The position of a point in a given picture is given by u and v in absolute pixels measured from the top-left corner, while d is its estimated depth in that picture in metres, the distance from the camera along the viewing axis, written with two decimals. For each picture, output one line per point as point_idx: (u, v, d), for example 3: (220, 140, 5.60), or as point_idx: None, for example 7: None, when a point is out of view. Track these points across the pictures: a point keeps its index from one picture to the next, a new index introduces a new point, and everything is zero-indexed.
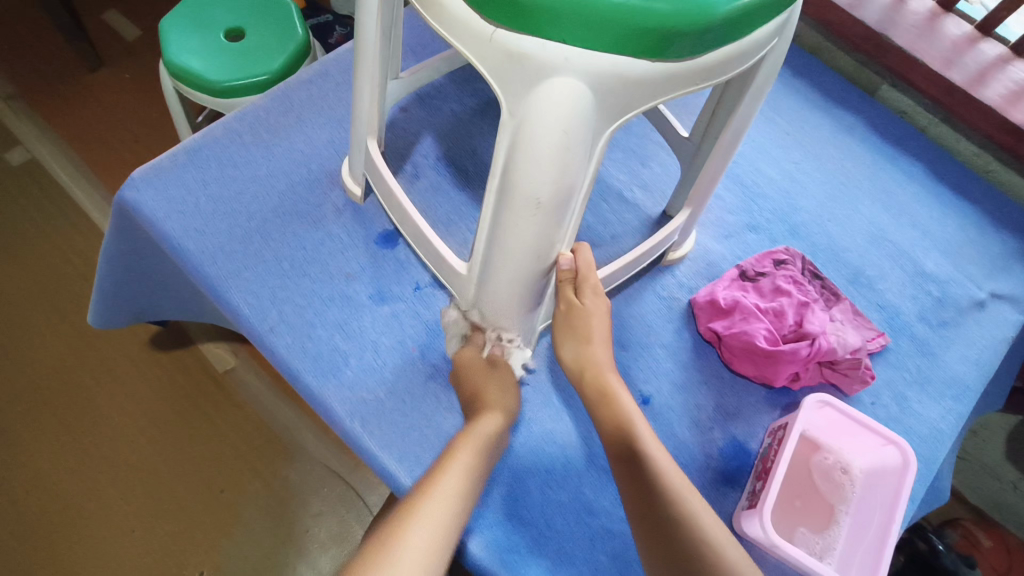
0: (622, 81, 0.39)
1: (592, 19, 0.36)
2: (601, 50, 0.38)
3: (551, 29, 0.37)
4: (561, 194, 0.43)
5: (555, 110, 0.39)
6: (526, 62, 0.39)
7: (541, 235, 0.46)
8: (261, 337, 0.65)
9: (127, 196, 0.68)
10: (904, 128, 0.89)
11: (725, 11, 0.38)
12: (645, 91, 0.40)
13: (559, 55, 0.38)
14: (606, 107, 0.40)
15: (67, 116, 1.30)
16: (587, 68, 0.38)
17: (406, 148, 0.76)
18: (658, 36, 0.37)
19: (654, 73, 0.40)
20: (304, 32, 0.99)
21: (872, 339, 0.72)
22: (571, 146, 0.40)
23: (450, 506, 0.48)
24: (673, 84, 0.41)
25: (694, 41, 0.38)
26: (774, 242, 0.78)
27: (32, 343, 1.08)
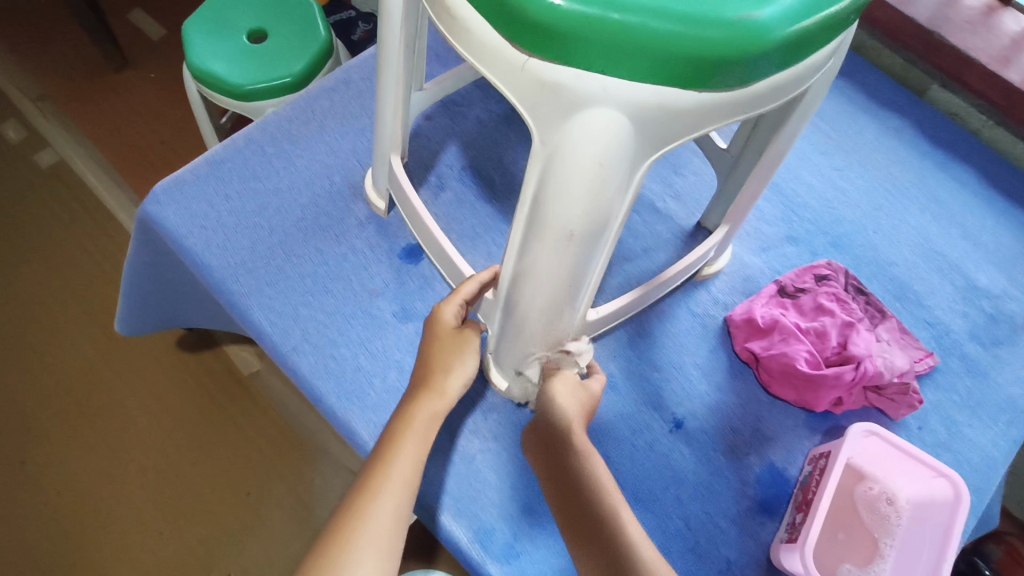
0: (664, 112, 0.36)
1: (634, 46, 0.33)
2: (643, 79, 0.35)
3: (590, 58, 0.34)
4: (595, 225, 0.41)
5: (591, 142, 0.36)
6: (560, 93, 0.36)
7: (573, 266, 0.44)
8: (283, 356, 0.63)
9: (149, 210, 0.67)
10: (955, 131, 0.84)
11: (779, 36, 0.35)
12: (688, 121, 0.38)
13: (595, 84, 0.35)
14: (645, 137, 0.37)
15: (92, 116, 1.30)
16: (626, 99, 0.35)
17: (430, 158, 0.74)
18: (705, 65, 0.34)
19: (698, 103, 0.37)
20: (326, 32, 0.97)
21: (920, 359, 0.68)
22: (605, 177, 0.38)
23: (406, 475, 0.46)
24: (719, 113, 0.38)
25: (745, 68, 0.35)
26: (815, 254, 0.74)
27: (63, 344, 1.09)
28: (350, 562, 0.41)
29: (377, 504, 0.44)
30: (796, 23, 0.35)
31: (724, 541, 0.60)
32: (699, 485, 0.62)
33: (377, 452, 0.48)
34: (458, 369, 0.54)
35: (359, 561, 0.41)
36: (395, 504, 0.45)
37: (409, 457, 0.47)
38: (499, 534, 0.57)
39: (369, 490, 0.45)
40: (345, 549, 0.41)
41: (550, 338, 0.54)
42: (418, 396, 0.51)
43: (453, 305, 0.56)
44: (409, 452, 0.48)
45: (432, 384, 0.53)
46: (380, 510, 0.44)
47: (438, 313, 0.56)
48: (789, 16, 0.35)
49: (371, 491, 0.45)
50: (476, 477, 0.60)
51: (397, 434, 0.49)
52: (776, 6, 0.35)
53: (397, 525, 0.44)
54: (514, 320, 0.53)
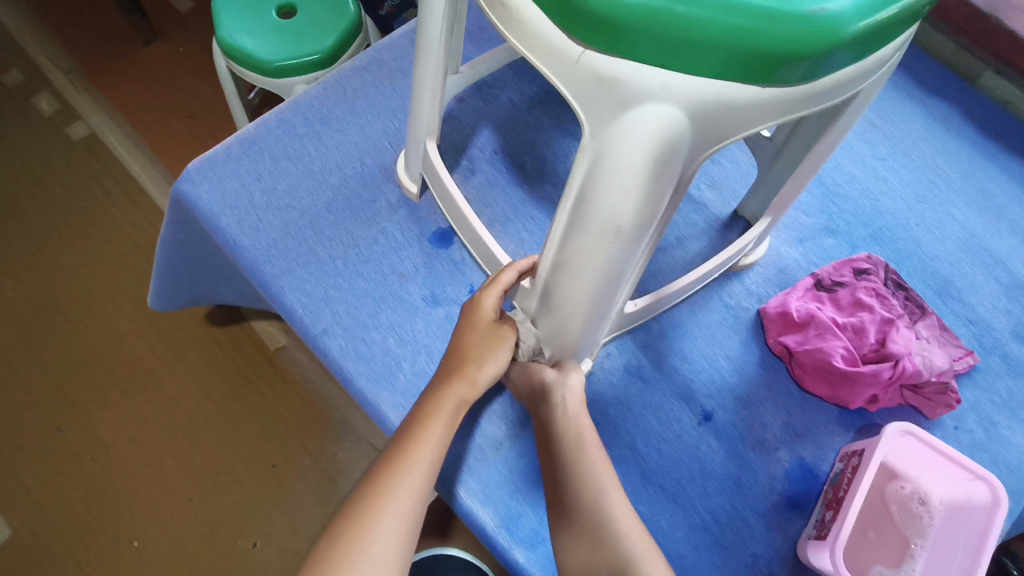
0: (721, 108, 0.36)
1: (694, 41, 0.32)
2: (701, 74, 0.34)
3: (648, 52, 0.33)
4: (643, 221, 0.40)
5: (645, 140, 0.36)
6: (615, 87, 0.35)
7: (616, 260, 0.43)
8: (314, 338, 0.64)
9: (183, 188, 0.67)
10: (1008, 120, 0.80)
11: (849, 32, 0.33)
12: (745, 118, 0.37)
13: (651, 79, 0.34)
14: (699, 134, 0.37)
15: (123, 89, 1.30)
16: (683, 96, 0.35)
17: (462, 141, 0.73)
18: (767, 62, 0.33)
19: (757, 100, 0.36)
20: (356, 7, 0.96)
21: (959, 358, 0.66)
22: (655, 174, 0.37)
23: (433, 455, 0.47)
24: (777, 109, 0.37)
25: (808, 64, 0.34)
26: (854, 247, 0.72)
27: (96, 315, 1.11)
28: (373, 530, 0.42)
29: (404, 482, 0.45)
30: (870, 16, 0.34)
31: (751, 535, 0.60)
32: (726, 477, 0.61)
33: (405, 429, 0.49)
34: (491, 363, 0.54)
35: (381, 528, 0.42)
36: (421, 482, 0.45)
37: (434, 439, 0.48)
38: (526, 519, 0.58)
39: (397, 464, 0.45)
40: (370, 516, 0.42)
41: (586, 331, 0.53)
42: (449, 384, 0.52)
43: (495, 291, 0.56)
44: (437, 433, 0.48)
45: (462, 373, 0.53)
46: (406, 487, 0.44)
47: (479, 302, 0.56)
48: (863, 10, 0.33)
49: (398, 466, 0.45)
50: (506, 465, 0.60)
51: (428, 415, 0.49)
52: None
53: (421, 500, 0.45)
54: (549, 311, 0.52)
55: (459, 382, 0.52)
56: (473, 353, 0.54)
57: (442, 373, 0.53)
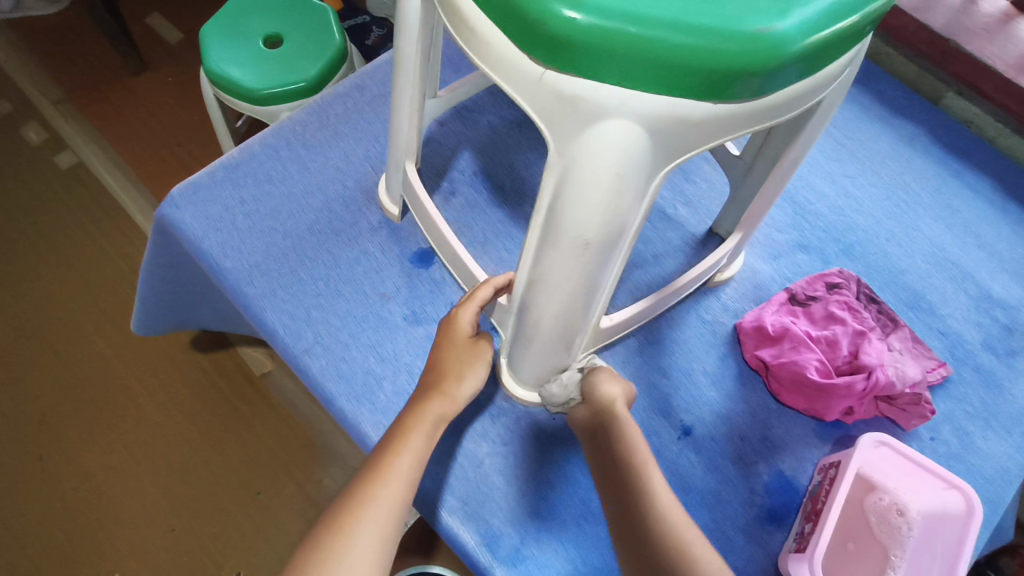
0: (680, 123, 0.37)
1: (648, 59, 0.34)
2: (658, 90, 0.36)
3: (606, 71, 0.35)
4: (611, 234, 0.41)
5: (608, 152, 0.37)
6: (577, 104, 0.37)
7: (587, 273, 0.44)
8: (295, 358, 0.64)
9: (166, 213, 0.68)
10: (971, 139, 0.83)
11: (796, 48, 0.35)
12: (703, 133, 0.38)
13: (611, 95, 0.36)
14: (660, 147, 0.38)
15: (111, 119, 1.32)
16: (642, 110, 0.36)
17: (442, 164, 0.75)
18: (720, 78, 0.35)
19: (714, 115, 0.37)
20: (341, 37, 0.98)
21: (932, 369, 0.67)
22: (620, 186, 0.38)
23: (412, 468, 0.47)
24: (735, 122, 0.39)
25: (760, 79, 0.36)
26: (827, 262, 0.74)
27: (80, 342, 1.11)
28: (350, 542, 0.42)
29: (383, 493, 0.45)
30: (815, 34, 0.35)
31: (732, 549, 0.60)
32: (706, 491, 0.62)
33: (386, 443, 0.49)
34: (471, 378, 0.55)
35: (360, 541, 0.42)
36: (400, 493, 0.45)
37: (414, 452, 0.48)
38: (506, 534, 0.58)
39: (377, 476, 0.46)
40: (348, 529, 0.42)
41: (562, 346, 0.54)
42: (429, 400, 0.52)
43: (471, 307, 0.56)
44: (416, 445, 0.48)
45: (441, 390, 0.53)
46: (385, 499, 0.45)
47: (456, 319, 0.57)
48: (808, 28, 0.35)
49: (378, 478, 0.46)
50: (488, 482, 0.60)
51: (408, 429, 0.49)
52: (793, 18, 0.35)
53: (400, 512, 0.45)
54: (526, 327, 0.53)
55: (438, 399, 0.52)
56: (453, 371, 0.55)
57: (420, 390, 0.54)
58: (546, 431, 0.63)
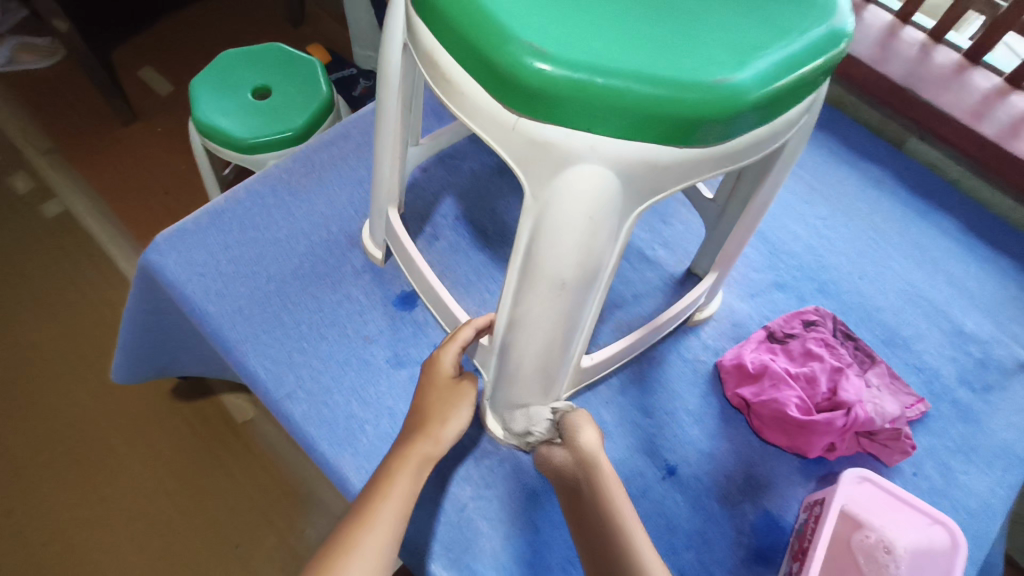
0: (648, 168, 0.39)
1: (615, 108, 0.36)
2: (627, 137, 0.38)
3: (576, 118, 0.37)
4: (586, 275, 0.42)
5: (582, 196, 0.39)
6: (549, 150, 0.38)
7: (565, 313, 0.45)
8: (277, 403, 0.64)
9: (150, 259, 0.69)
10: (935, 181, 0.86)
11: (753, 98, 0.37)
12: (671, 176, 0.40)
13: (582, 142, 0.38)
14: (630, 190, 0.40)
15: (99, 168, 1.33)
16: (612, 157, 0.38)
17: (426, 209, 0.76)
18: (684, 125, 0.37)
19: (680, 159, 0.39)
20: (328, 88, 1.02)
21: (911, 405, 0.68)
22: (594, 228, 0.40)
23: (398, 510, 0.47)
24: (702, 166, 0.41)
25: (722, 126, 0.38)
26: (803, 300, 0.76)
27: (57, 392, 1.09)
28: None
29: (368, 538, 0.44)
30: (771, 84, 0.38)
31: None
32: (693, 532, 0.61)
33: (372, 485, 0.48)
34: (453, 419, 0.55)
35: None
36: (385, 538, 0.45)
37: (400, 494, 0.48)
38: None
39: (362, 520, 0.45)
40: None
41: (543, 387, 0.55)
42: (414, 440, 0.52)
43: (453, 348, 0.57)
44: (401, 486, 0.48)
45: (423, 432, 0.53)
46: (369, 543, 0.44)
47: (437, 358, 0.57)
48: (764, 78, 0.37)
49: (363, 522, 0.45)
50: (471, 526, 0.59)
51: (393, 470, 0.49)
52: (750, 70, 0.37)
53: (386, 556, 0.44)
54: (508, 368, 0.54)
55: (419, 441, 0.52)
56: (435, 413, 0.55)
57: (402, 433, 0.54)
58: (530, 473, 0.63)
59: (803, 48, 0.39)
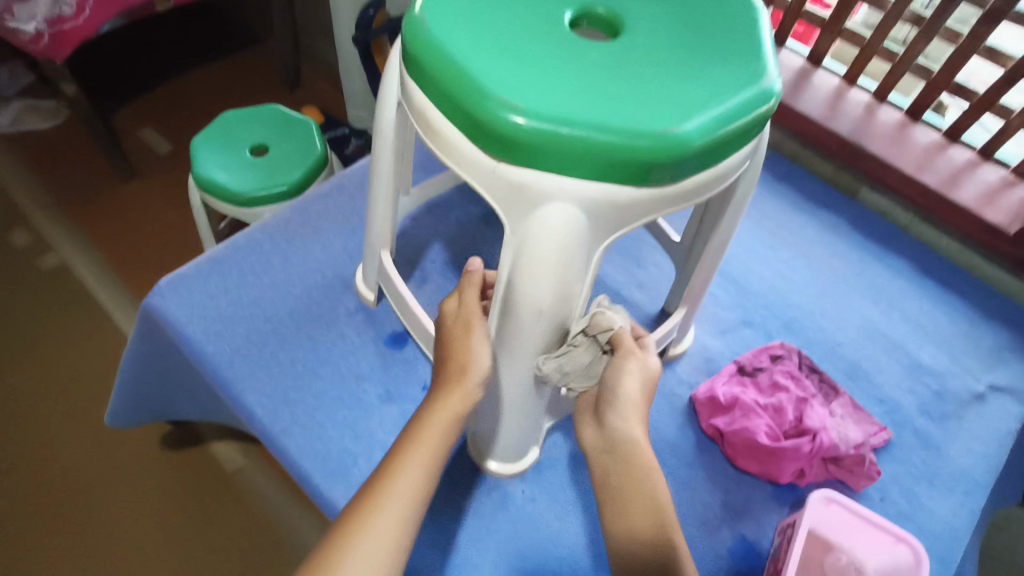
0: (612, 206, 0.44)
1: (581, 154, 0.42)
2: (592, 178, 0.43)
3: (547, 162, 0.43)
4: (561, 302, 0.48)
5: (554, 234, 0.44)
6: (525, 190, 0.44)
7: (544, 338, 0.50)
8: (272, 438, 0.66)
9: (153, 303, 0.72)
10: (887, 227, 0.94)
11: (700, 144, 0.43)
12: (633, 213, 0.46)
13: (554, 184, 0.43)
14: (597, 225, 0.45)
15: (96, 223, 1.38)
16: (580, 196, 0.44)
17: (416, 255, 0.82)
18: (640, 167, 0.42)
19: (640, 198, 0.45)
20: (322, 146, 1.08)
21: (874, 433, 0.73)
22: (566, 261, 0.45)
23: (409, 497, 0.46)
24: (661, 204, 0.46)
25: (674, 169, 0.43)
26: (770, 336, 0.81)
27: (45, 442, 1.09)
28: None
29: (377, 524, 0.44)
30: (714, 132, 0.44)
31: None
32: None
33: (385, 465, 0.48)
34: None
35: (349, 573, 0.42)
36: (397, 526, 0.45)
37: (414, 478, 0.47)
38: None
39: (373, 504, 0.45)
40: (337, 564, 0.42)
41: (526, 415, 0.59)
42: (433, 414, 0.51)
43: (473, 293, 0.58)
44: (409, 484, 0.47)
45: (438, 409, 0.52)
46: (379, 530, 0.44)
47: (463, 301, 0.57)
48: (708, 128, 0.43)
49: (373, 507, 0.45)
50: (459, 554, 0.61)
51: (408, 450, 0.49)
52: (696, 121, 0.43)
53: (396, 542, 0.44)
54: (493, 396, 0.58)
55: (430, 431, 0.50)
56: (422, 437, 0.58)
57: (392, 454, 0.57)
58: (516, 502, 0.65)
59: (741, 104, 0.45)
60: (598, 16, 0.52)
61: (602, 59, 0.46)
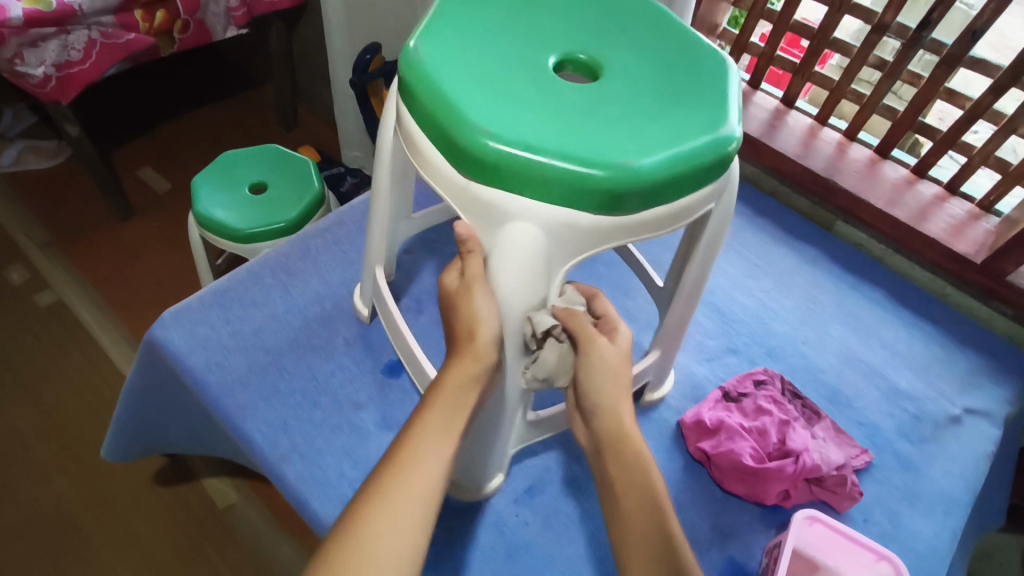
0: (571, 229, 0.49)
1: (542, 177, 0.47)
2: (553, 202, 0.48)
3: (511, 183, 0.48)
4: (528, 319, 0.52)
5: (519, 251, 0.49)
6: (492, 209, 0.50)
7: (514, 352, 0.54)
8: (271, 466, 0.68)
9: (157, 334, 0.75)
10: (862, 259, 0.98)
11: (654, 176, 0.47)
12: (593, 239, 0.50)
13: (519, 205, 0.49)
14: (561, 246, 0.50)
15: (95, 260, 1.40)
16: (540, 217, 0.49)
17: (412, 287, 0.85)
18: (595, 195, 0.47)
19: (599, 224, 0.49)
20: (320, 184, 1.12)
21: (856, 456, 0.75)
22: (530, 277, 0.50)
23: (423, 480, 0.47)
24: (621, 232, 0.51)
25: (629, 198, 0.48)
26: (753, 363, 0.84)
27: (38, 478, 1.09)
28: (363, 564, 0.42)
29: (393, 510, 0.45)
30: (670, 168, 0.48)
31: None
32: None
33: (393, 454, 0.49)
34: None
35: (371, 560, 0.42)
36: (415, 508, 0.45)
37: (427, 463, 0.48)
38: None
39: (386, 491, 0.46)
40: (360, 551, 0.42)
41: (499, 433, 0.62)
42: (438, 399, 0.51)
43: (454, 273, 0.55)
44: (421, 487, 0.46)
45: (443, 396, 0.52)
46: (397, 515, 0.45)
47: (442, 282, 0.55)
48: (664, 165, 0.48)
49: (386, 493, 0.46)
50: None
51: (417, 435, 0.49)
52: (652, 158, 0.48)
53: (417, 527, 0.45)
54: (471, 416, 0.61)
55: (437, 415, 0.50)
56: None
57: None
58: (510, 526, 0.67)
59: (701, 146, 0.50)
60: (580, 61, 0.56)
61: (583, 99, 0.52)
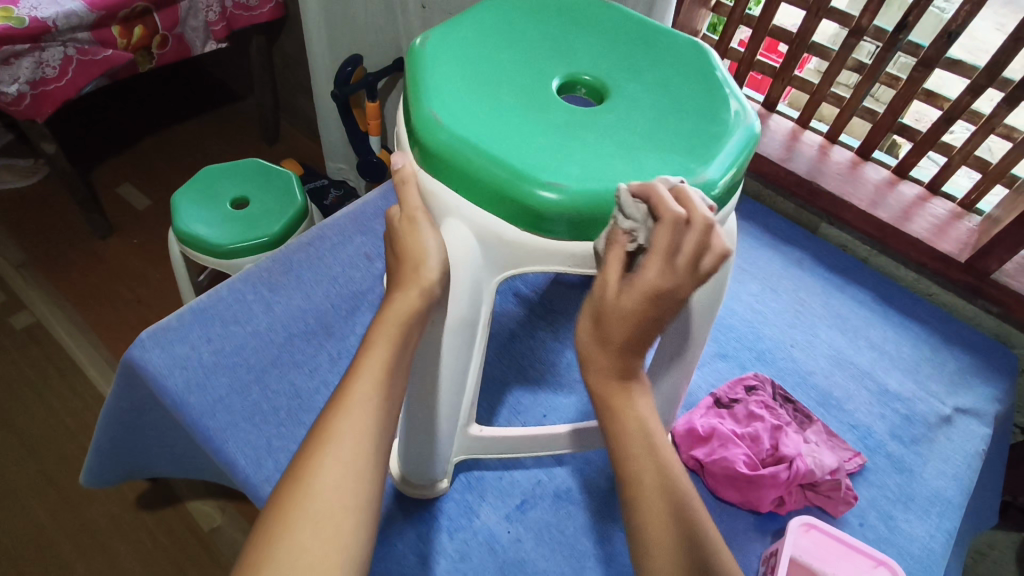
0: (501, 240, 0.51)
1: (475, 178, 0.49)
2: (485, 207, 0.50)
3: (452, 179, 0.51)
4: (458, 323, 0.54)
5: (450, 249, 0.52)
6: (436, 199, 0.53)
7: (450, 355, 0.55)
8: (255, 488, 0.67)
9: (134, 354, 0.73)
10: (848, 260, 0.98)
11: (587, 202, 0.48)
12: (523, 255, 0.51)
13: (456, 203, 0.52)
14: (493, 254, 0.52)
15: (73, 280, 1.37)
16: (473, 219, 0.51)
17: None
18: (524, 209, 0.49)
19: (527, 240, 0.51)
20: (303, 198, 1.11)
21: (848, 459, 0.75)
22: (459, 276, 0.52)
23: (357, 437, 0.43)
24: (551, 256, 0.51)
25: (558, 220, 0.48)
26: (743, 368, 0.84)
27: (15, 507, 1.06)
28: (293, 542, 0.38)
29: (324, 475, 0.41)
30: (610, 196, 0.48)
31: None
32: None
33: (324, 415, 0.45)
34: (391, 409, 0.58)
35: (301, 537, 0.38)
36: (348, 472, 0.42)
37: (358, 417, 0.44)
38: None
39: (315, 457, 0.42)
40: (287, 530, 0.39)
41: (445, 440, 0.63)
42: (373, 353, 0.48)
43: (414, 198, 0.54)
44: (354, 445, 0.43)
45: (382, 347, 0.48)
46: (327, 482, 0.41)
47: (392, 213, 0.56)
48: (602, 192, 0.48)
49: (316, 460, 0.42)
50: None
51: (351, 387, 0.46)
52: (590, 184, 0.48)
53: (349, 487, 0.41)
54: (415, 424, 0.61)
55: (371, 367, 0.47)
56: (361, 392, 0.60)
57: None
58: (502, 543, 0.66)
59: None
60: (585, 82, 0.58)
61: (562, 118, 0.53)
